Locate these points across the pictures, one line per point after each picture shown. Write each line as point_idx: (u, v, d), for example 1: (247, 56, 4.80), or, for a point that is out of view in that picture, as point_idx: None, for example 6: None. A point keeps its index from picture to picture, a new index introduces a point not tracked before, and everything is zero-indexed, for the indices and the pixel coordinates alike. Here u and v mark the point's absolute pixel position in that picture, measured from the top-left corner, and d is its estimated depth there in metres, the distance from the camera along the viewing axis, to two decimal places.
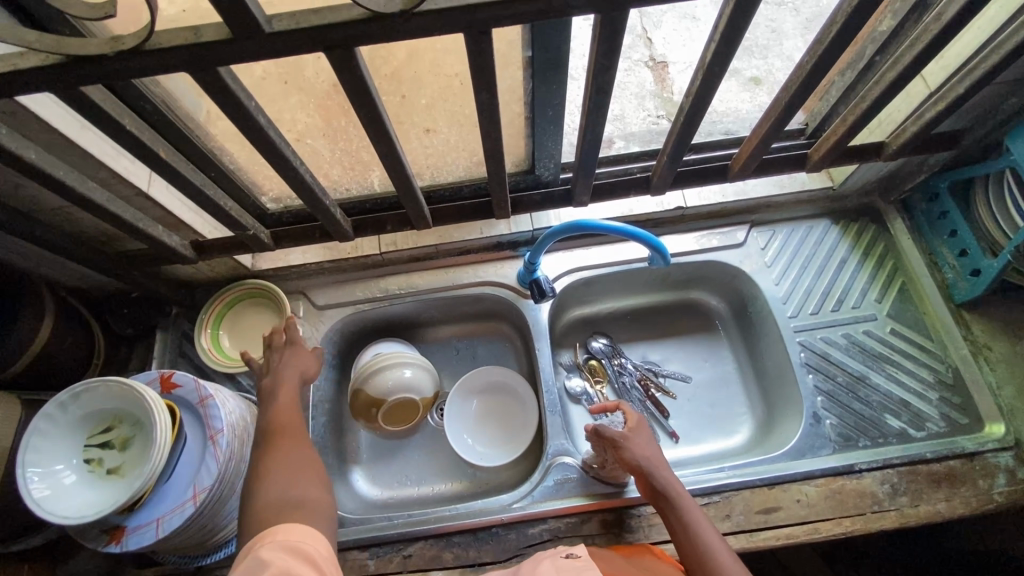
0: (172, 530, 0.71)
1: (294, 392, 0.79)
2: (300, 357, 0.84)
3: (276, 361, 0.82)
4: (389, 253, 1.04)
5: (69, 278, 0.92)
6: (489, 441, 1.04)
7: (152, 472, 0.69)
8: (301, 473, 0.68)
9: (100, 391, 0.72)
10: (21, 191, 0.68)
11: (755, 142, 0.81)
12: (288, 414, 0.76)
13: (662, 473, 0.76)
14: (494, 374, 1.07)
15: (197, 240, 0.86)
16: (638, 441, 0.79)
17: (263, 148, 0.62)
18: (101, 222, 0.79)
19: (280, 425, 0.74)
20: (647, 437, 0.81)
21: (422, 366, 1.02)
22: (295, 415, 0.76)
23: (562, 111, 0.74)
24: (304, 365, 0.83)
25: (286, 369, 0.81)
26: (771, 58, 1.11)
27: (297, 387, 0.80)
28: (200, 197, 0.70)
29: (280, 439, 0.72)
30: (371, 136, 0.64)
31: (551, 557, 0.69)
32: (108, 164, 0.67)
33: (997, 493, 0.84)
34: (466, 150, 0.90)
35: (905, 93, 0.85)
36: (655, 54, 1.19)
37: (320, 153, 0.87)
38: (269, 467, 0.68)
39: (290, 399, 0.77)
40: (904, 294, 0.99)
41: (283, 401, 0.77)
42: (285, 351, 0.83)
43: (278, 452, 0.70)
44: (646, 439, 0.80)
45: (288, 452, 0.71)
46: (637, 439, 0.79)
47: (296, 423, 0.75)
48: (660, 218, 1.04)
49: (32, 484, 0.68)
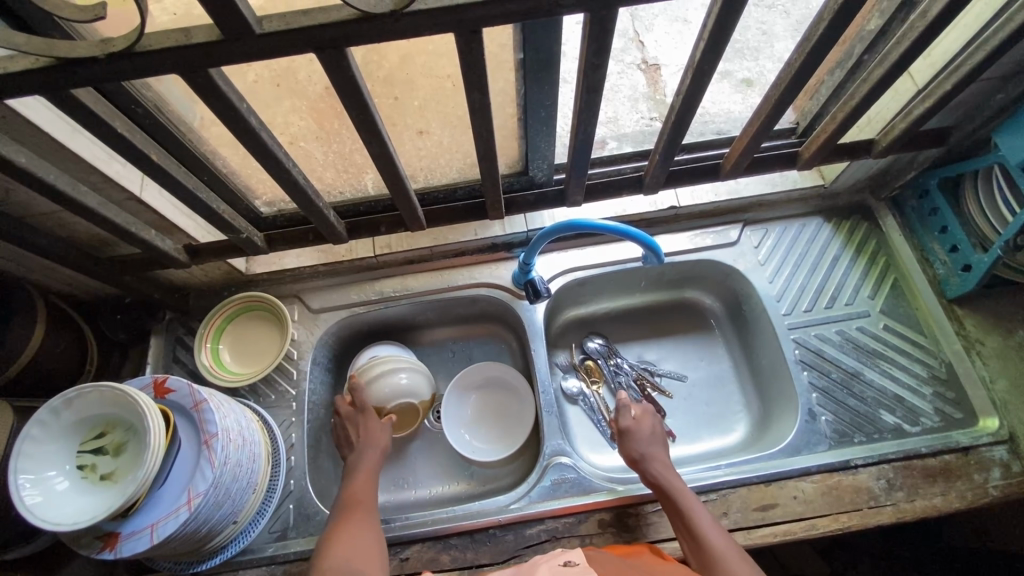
0: (166, 535, 0.70)
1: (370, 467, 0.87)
2: (376, 432, 0.91)
3: (359, 428, 0.92)
4: (383, 255, 1.04)
5: (62, 285, 0.92)
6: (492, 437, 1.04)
7: (146, 476, 0.68)
8: (363, 551, 0.73)
9: (93, 396, 0.72)
10: (13, 196, 0.68)
11: (746, 140, 0.81)
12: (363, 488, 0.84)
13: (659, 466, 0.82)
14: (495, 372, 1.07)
15: (190, 244, 0.85)
16: (642, 433, 0.86)
17: (255, 148, 0.62)
18: (94, 227, 0.78)
19: (355, 502, 0.81)
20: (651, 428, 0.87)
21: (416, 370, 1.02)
22: (369, 488, 0.84)
23: (554, 112, 0.74)
24: (380, 438, 0.91)
25: (365, 445, 0.89)
26: (762, 58, 1.12)
27: (374, 466, 0.87)
28: (193, 200, 0.70)
29: (354, 513, 0.79)
30: (363, 138, 0.64)
31: (546, 565, 0.69)
32: (99, 169, 0.67)
33: (993, 486, 0.84)
34: (459, 152, 0.90)
35: (893, 91, 0.86)
36: (648, 57, 1.20)
37: (313, 156, 0.86)
38: (336, 539, 0.74)
39: (365, 475, 0.85)
40: (897, 290, 1.00)
41: (362, 477, 0.85)
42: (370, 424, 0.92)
43: (350, 521, 0.77)
44: (648, 429, 0.87)
45: (349, 530, 0.76)
46: (642, 432, 0.86)
47: (370, 500, 0.82)
48: (653, 217, 1.05)
49: (25, 491, 0.68)
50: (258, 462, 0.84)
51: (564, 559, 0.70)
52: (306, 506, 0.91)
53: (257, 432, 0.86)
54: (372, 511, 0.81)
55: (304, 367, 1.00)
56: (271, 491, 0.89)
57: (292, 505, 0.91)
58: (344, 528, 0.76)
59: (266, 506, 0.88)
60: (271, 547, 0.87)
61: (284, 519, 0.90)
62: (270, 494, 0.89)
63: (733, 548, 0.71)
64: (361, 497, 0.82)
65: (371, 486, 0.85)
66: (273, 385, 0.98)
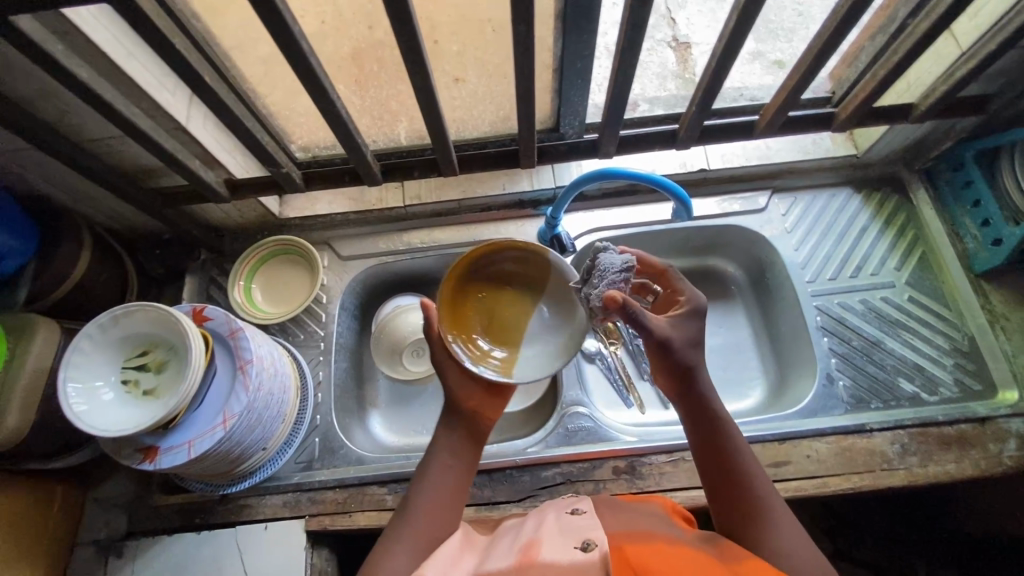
0: (202, 451, 0.74)
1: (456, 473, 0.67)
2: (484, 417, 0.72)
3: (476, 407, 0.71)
4: (412, 205, 1.06)
5: (105, 217, 0.95)
6: (533, 362, 0.70)
7: (186, 392, 0.72)
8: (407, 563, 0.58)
9: (139, 316, 0.75)
10: (70, 116, 0.71)
11: (782, 96, 0.82)
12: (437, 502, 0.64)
13: (708, 385, 0.67)
14: (543, 251, 0.69)
15: (231, 179, 0.88)
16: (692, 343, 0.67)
17: (302, 76, 0.64)
18: (141, 156, 0.82)
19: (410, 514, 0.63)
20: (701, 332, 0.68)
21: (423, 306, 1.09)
22: (442, 508, 0.64)
23: (591, 62, 0.74)
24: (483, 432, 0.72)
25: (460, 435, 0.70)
26: (797, 40, 1.01)
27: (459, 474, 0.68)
28: (239, 128, 0.73)
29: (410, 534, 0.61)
30: (408, 67, 0.66)
31: (554, 514, 0.63)
32: (152, 94, 0.69)
33: (1008, 456, 0.85)
34: (493, 103, 0.92)
35: (934, 54, 0.85)
36: (679, 34, 1.12)
37: (350, 100, 0.88)
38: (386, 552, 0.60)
39: (447, 485, 0.66)
40: (924, 263, 1.00)
41: (438, 477, 0.66)
42: (484, 419, 0.72)
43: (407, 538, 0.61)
44: (698, 333, 0.68)
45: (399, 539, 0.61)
46: (683, 339, 0.66)
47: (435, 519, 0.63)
48: (682, 179, 1.05)
49: (72, 398, 0.71)
50: (288, 393, 0.88)
51: (571, 507, 0.64)
52: (332, 440, 0.95)
53: (287, 365, 0.89)
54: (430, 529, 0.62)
55: (332, 311, 1.03)
56: (299, 424, 0.93)
57: (318, 438, 0.94)
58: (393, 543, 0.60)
59: (293, 437, 0.92)
60: (297, 475, 0.91)
61: (310, 450, 0.94)
62: (298, 427, 0.93)
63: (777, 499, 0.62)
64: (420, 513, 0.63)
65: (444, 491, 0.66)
66: (302, 326, 1.02)
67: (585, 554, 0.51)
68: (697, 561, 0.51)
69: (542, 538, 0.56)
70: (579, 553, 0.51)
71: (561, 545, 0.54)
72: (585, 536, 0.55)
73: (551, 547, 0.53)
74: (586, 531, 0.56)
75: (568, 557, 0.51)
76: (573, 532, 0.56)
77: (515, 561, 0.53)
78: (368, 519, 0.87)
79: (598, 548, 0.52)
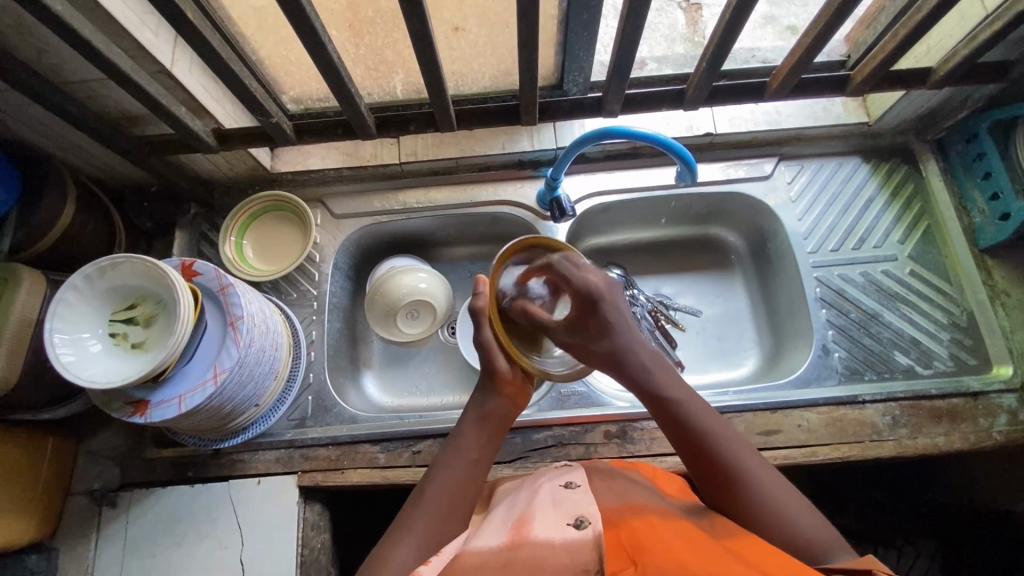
0: (193, 406, 0.73)
1: (478, 456, 0.64)
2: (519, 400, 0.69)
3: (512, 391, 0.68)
4: (409, 163, 1.03)
5: (90, 167, 0.92)
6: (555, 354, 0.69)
7: (175, 345, 0.70)
8: (420, 548, 0.56)
9: (127, 268, 0.73)
10: (46, 54, 0.68)
11: (797, 55, 0.77)
12: (451, 483, 0.61)
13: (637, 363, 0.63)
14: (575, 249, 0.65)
15: (218, 129, 0.85)
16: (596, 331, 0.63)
17: (291, 16, 0.61)
18: (125, 101, 0.78)
19: (425, 496, 0.61)
20: (605, 312, 0.63)
21: (430, 271, 1.05)
22: (459, 494, 0.61)
23: (598, 14, 0.70)
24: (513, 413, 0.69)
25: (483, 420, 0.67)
26: (811, 5, 0.96)
27: (479, 457, 0.64)
28: (225, 73, 0.69)
29: (424, 518, 0.58)
30: (402, 9, 0.62)
31: (547, 486, 0.61)
32: (133, 33, 0.65)
33: (997, 431, 0.85)
34: (494, 56, 0.88)
35: (957, 16, 0.81)
36: None
37: (344, 48, 0.84)
38: (399, 536, 0.57)
39: (464, 468, 0.63)
40: (929, 236, 0.98)
41: (457, 459, 0.63)
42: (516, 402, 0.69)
43: (420, 521, 0.58)
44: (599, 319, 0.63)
45: (410, 522, 0.58)
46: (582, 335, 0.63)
47: (454, 506, 0.60)
48: (688, 143, 1.01)
49: (60, 348, 0.70)
50: (280, 351, 0.87)
51: (565, 479, 0.61)
52: (325, 399, 0.94)
53: (279, 323, 0.88)
54: (447, 515, 0.59)
55: (326, 270, 1.01)
56: (291, 382, 0.92)
57: (311, 397, 0.94)
58: (405, 528, 0.58)
59: (286, 395, 0.92)
60: (289, 432, 0.92)
61: (303, 408, 0.94)
62: (290, 385, 0.93)
63: (752, 452, 0.60)
64: (436, 497, 0.60)
65: (464, 475, 0.62)
66: (294, 284, 1.00)
67: (578, 532, 0.50)
68: (691, 538, 0.51)
69: (535, 512, 0.55)
70: (572, 531, 0.51)
71: (552, 521, 0.53)
72: (580, 512, 0.53)
73: (543, 524, 0.52)
74: (579, 506, 0.54)
75: (561, 536, 0.50)
76: (568, 509, 0.54)
77: (507, 538, 0.52)
78: (361, 476, 0.88)
79: (592, 527, 0.51)
